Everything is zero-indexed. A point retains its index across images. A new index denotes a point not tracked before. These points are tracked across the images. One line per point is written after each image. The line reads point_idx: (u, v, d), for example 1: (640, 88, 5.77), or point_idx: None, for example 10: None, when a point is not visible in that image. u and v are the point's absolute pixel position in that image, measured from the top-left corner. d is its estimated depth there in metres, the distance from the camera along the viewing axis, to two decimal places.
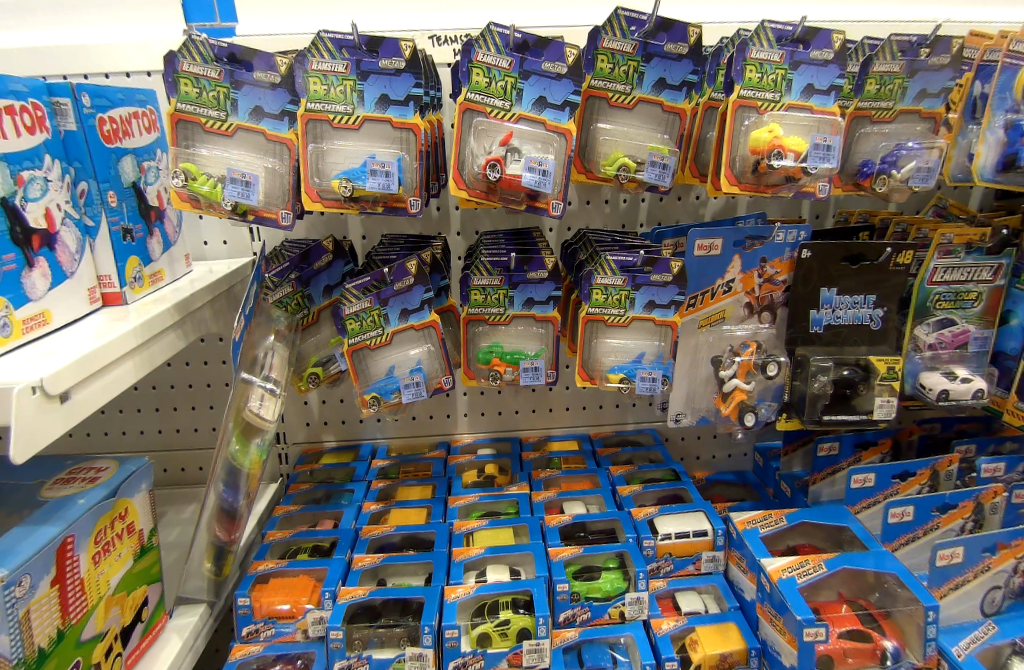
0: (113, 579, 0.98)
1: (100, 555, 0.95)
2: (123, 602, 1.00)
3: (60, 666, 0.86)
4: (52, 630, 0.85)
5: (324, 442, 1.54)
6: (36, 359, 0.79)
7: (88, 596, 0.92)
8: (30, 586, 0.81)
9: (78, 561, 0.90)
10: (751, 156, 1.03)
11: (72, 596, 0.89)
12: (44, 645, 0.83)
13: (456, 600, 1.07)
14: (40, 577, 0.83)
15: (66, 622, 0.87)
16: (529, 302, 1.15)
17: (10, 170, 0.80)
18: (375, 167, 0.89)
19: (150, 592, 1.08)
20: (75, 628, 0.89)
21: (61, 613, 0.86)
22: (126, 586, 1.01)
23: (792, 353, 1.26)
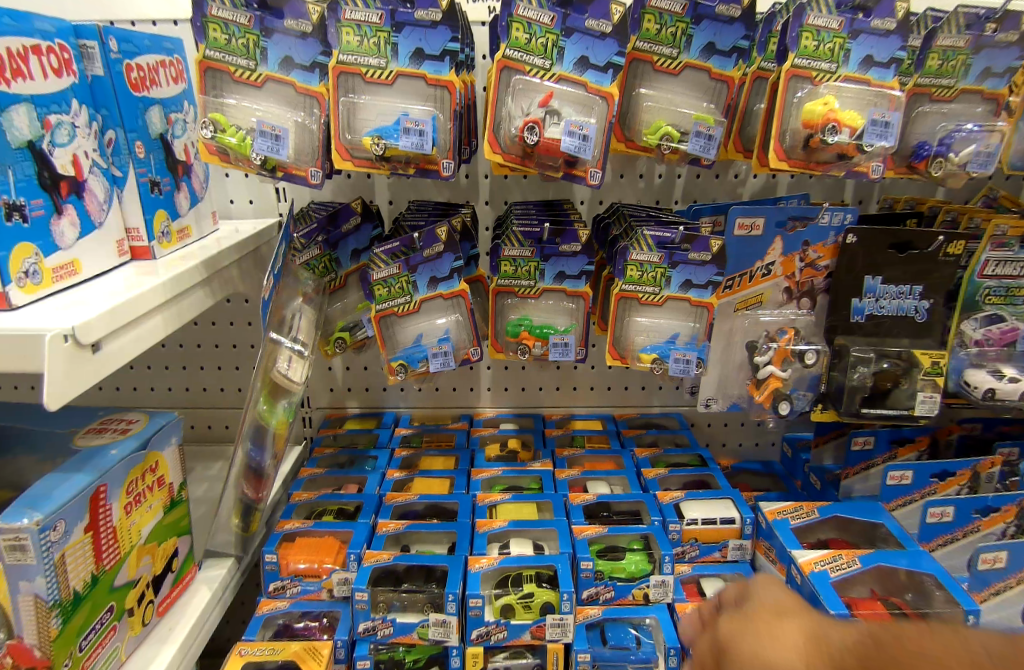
0: (144, 529, 0.99)
1: (131, 505, 0.96)
2: (155, 551, 1.02)
3: (92, 610, 0.88)
4: (87, 574, 0.86)
5: (347, 408, 1.54)
6: (68, 308, 0.80)
7: (120, 544, 0.93)
8: (64, 531, 0.82)
9: (111, 510, 0.91)
10: (803, 130, 0.98)
11: (105, 543, 0.90)
12: (79, 588, 0.85)
13: (480, 570, 1.08)
14: (75, 523, 0.84)
15: (100, 568, 0.89)
16: (560, 276, 1.12)
17: (37, 114, 0.80)
18: (409, 125, 0.86)
19: (180, 543, 1.10)
20: (109, 573, 0.91)
21: (95, 559, 0.88)
22: (157, 536, 1.03)
23: (830, 342, 1.21)
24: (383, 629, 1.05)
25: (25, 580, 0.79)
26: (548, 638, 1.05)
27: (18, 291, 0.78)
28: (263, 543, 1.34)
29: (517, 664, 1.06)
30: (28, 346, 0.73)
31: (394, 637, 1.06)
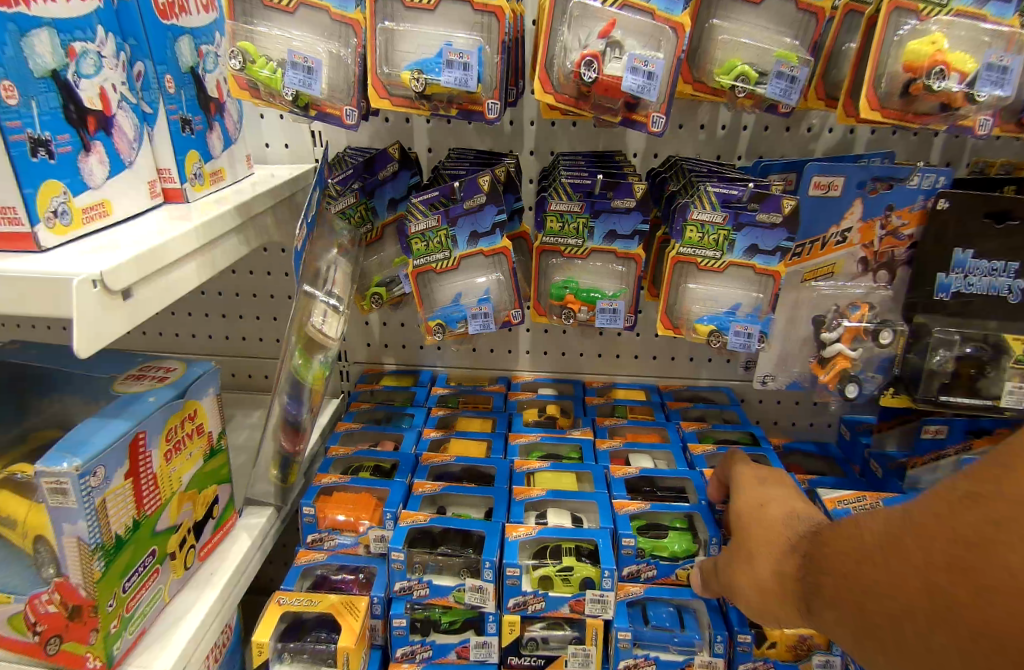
0: (185, 476, 0.97)
1: (171, 453, 0.94)
2: (195, 498, 1.01)
3: (135, 553, 0.88)
4: (128, 519, 0.85)
5: (384, 364, 1.51)
6: (99, 252, 0.76)
7: (161, 490, 0.92)
8: (104, 477, 0.80)
9: (151, 457, 0.89)
10: (903, 74, 0.84)
11: (146, 489, 0.89)
12: (121, 533, 0.84)
13: (518, 539, 1.02)
14: (115, 469, 0.82)
15: (141, 513, 0.88)
16: (611, 235, 1.03)
17: (61, 40, 0.75)
18: (452, 58, 0.78)
19: (221, 491, 1.08)
20: (150, 519, 0.90)
21: (136, 504, 0.87)
22: (197, 484, 1.01)
23: (908, 321, 1.09)
24: (420, 590, 1.03)
25: (68, 523, 0.78)
26: (587, 613, 1.00)
27: (46, 232, 0.75)
28: (302, 494, 1.33)
29: (554, 636, 1.04)
30: (57, 289, 0.70)
31: (430, 598, 1.03)
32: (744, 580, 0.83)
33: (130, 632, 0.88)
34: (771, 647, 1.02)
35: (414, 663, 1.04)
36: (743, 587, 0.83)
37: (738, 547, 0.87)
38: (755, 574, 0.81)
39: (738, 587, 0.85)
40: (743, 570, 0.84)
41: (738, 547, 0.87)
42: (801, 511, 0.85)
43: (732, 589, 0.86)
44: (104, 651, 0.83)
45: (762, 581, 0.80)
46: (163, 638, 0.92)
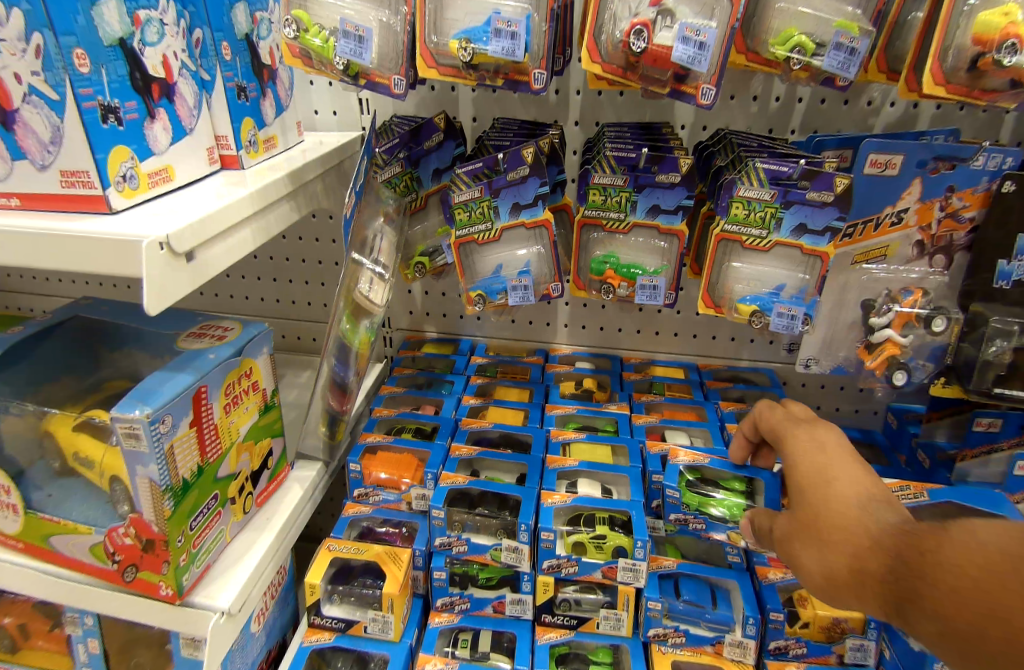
0: (243, 428, 1.03)
1: (230, 405, 0.99)
2: (252, 449, 1.07)
3: (200, 496, 0.94)
4: (193, 465, 0.91)
5: (425, 332, 1.54)
6: (166, 214, 0.81)
7: (222, 439, 0.97)
8: (172, 425, 0.86)
9: (212, 409, 0.94)
10: (972, 47, 0.80)
11: (208, 437, 0.94)
12: (187, 477, 0.90)
13: (553, 505, 1.05)
14: (181, 418, 0.88)
15: (205, 460, 0.93)
16: (654, 210, 1.02)
17: (127, 9, 0.78)
18: (500, 26, 0.78)
19: (274, 444, 1.14)
20: (212, 465, 0.96)
21: (200, 452, 0.92)
22: (254, 435, 1.07)
23: (965, 309, 1.05)
24: (458, 547, 1.06)
25: (141, 465, 0.84)
26: (620, 580, 1.02)
27: (116, 195, 0.80)
28: (349, 451, 1.39)
29: (587, 598, 1.06)
30: (128, 250, 0.75)
31: (468, 554, 1.06)
32: (806, 551, 0.74)
33: (197, 566, 0.95)
34: (802, 627, 1.01)
35: (453, 613, 1.09)
36: (803, 556, 0.74)
37: (800, 513, 0.76)
38: (826, 541, 0.72)
39: (794, 557, 0.75)
40: (807, 541, 0.74)
41: (801, 516, 0.76)
42: (874, 486, 0.74)
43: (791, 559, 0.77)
44: (174, 582, 0.91)
45: (827, 557, 0.71)
46: (224, 575, 0.98)
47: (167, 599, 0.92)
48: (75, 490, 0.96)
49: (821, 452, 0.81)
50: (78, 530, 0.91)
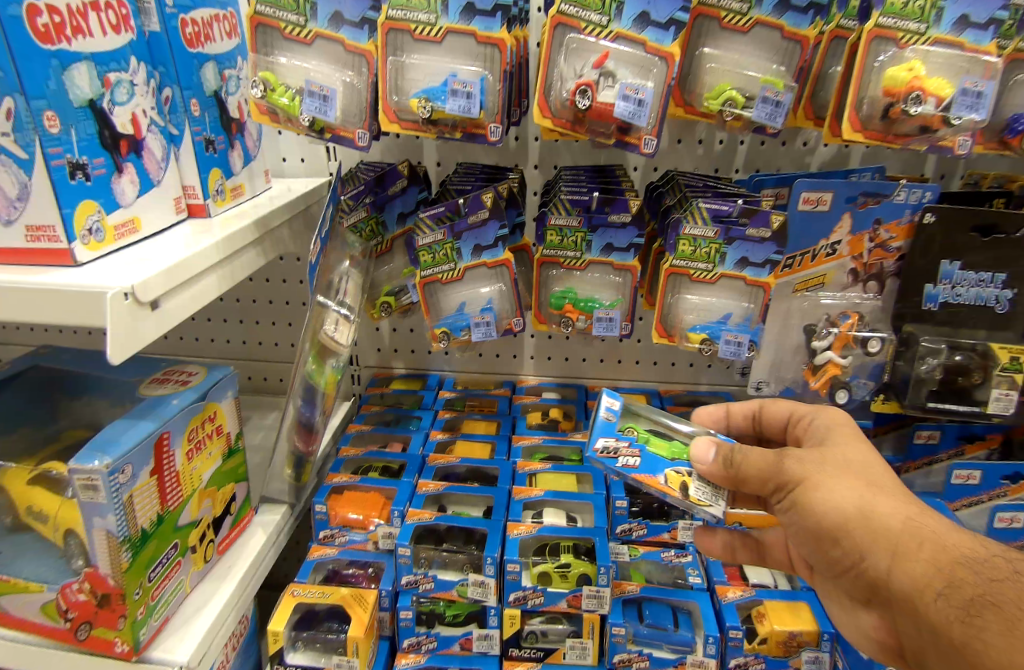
0: (205, 474, 1.03)
1: (192, 451, 1.00)
2: (214, 495, 1.07)
3: (159, 546, 0.94)
4: (153, 514, 0.91)
5: (393, 368, 1.56)
6: (132, 265, 0.83)
7: (183, 487, 0.98)
8: (132, 475, 0.86)
9: (174, 456, 0.95)
10: (883, 98, 0.89)
11: (169, 485, 0.94)
12: (146, 526, 0.90)
13: (518, 536, 1.07)
14: (141, 467, 0.88)
15: (165, 508, 0.93)
16: (608, 248, 1.09)
17: (98, 72, 0.82)
18: (457, 88, 0.85)
19: (237, 489, 1.14)
20: (173, 513, 0.96)
21: (160, 500, 0.92)
22: (216, 482, 1.07)
23: (897, 330, 1.13)
24: (425, 584, 1.08)
25: (99, 516, 0.84)
26: (584, 608, 1.05)
27: (82, 248, 0.82)
28: (314, 493, 1.39)
29: (553, 629, 1.09)
30: (92, 302, 0.76)
31: (435, 592, 1.08)
32: (827, 487, 0.71)
33: (155, 619, 0.94)
34: (761, 643, 1.04)
35: (419, 653, 1.09)
36: (821, 490, 0.71)
37: (830, 458, 0.74)
38: (860, 489, 0.70)
39: (806, 489, 0.72)
40: (834, 477, 0.72)
41: (828, 458, 0.74)
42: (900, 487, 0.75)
43: (795, 486, 0.73)
44: (130, 638, 0.89)
45: (852, 500, 0.70)
46: (183, 627, 0.97)
47: (122, 657, 0.91)
48: (26, 547, 0.95)
49: (845, 423, 0.82)
50: (29, 588, 0.88)
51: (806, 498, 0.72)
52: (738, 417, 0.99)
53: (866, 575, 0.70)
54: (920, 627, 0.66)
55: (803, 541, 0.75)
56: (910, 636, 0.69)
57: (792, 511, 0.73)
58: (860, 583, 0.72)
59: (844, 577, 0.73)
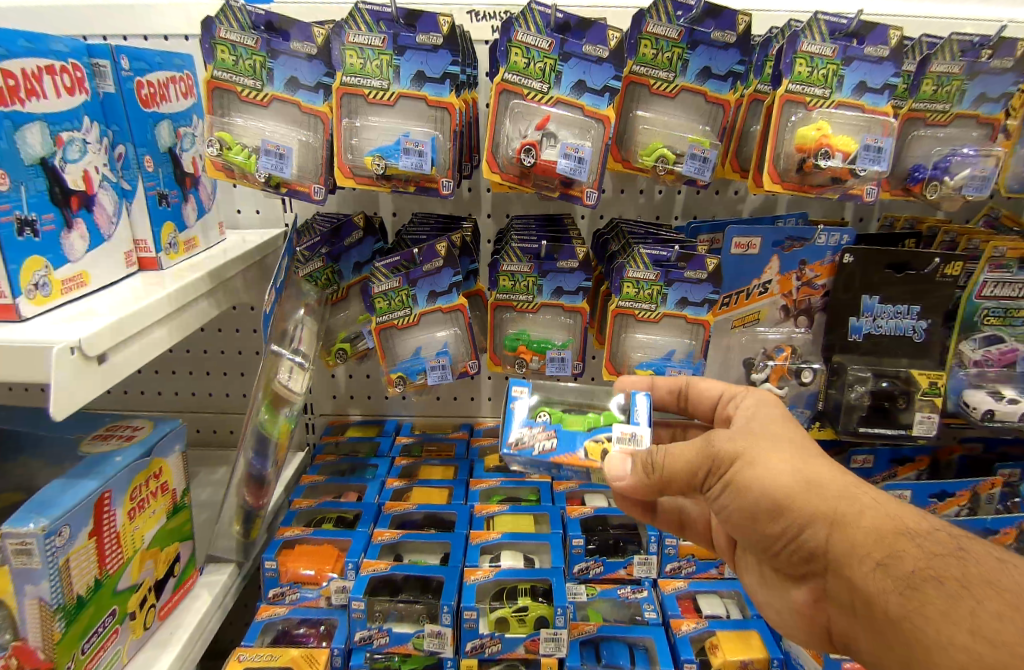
0: (148, 534, 0.99)
1: (135, 511, 0.95)
2: (157, 556, 1.02)
3: (95, 614, 0.89)
4: (90, 579, 0.87)
5: (349, 415, 1.56)
6: (79, 319, 0.82)
7: (124, 548, 0.93)
8: (69, 537, 0.83)
9: (115, 516, 0.91)
10: (796, 154, 1.00)
11: (108, 548, 0.90)
12: (82, 593, 0.86)
13: (476, 582, 1.08)
14: (79, 528, 0.85)
15: (104, 572, 0.89)
16: (558, 291, 1.14)
17: (50, 131, 0.83)
18: (409, 146, 0.92)
19: (182, 548, 1.09)
20: (112, 577, 0.91)
21: (98, 564, 0.88)
22: (160, 541, 1.02)
23: (828, 360, 1.21)
24: (380, 639, 1.07)
25: (30, 584, 0.80)
26: (542, 652, 1.05)
27: (27, 303, 0.81)
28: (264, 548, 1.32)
29: None
30: (35, 358, 0.75)
31: (390, 646, 1.07)
32: (762, 464, 0.74)
33: None
34: None
35: None
36: (755, 467, 0.74)
37: (760, 432, 0.78)
38: (793, 460, 0.74)
39: (741, 467, 0.74)
40: (768, 453, 0.74)
41: (760, 436, 0.77)
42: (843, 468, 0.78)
43: (728, 465, 0.75)
44: None
45: (791, 476, 0.72)
46: None
47: None
48: None
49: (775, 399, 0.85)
50: None
51: (739, 476, 0.74)
52: (664, 389, 1.02)
53: (804, 547, 0.72)
54: (856, 597, 0.69)
55: (739, 519, 0.76)
56: (842, 605, 0.72)
57: (726, 490, 0.75)
58: (797, 556, 0.74)
59: (782, 552, 0.76)
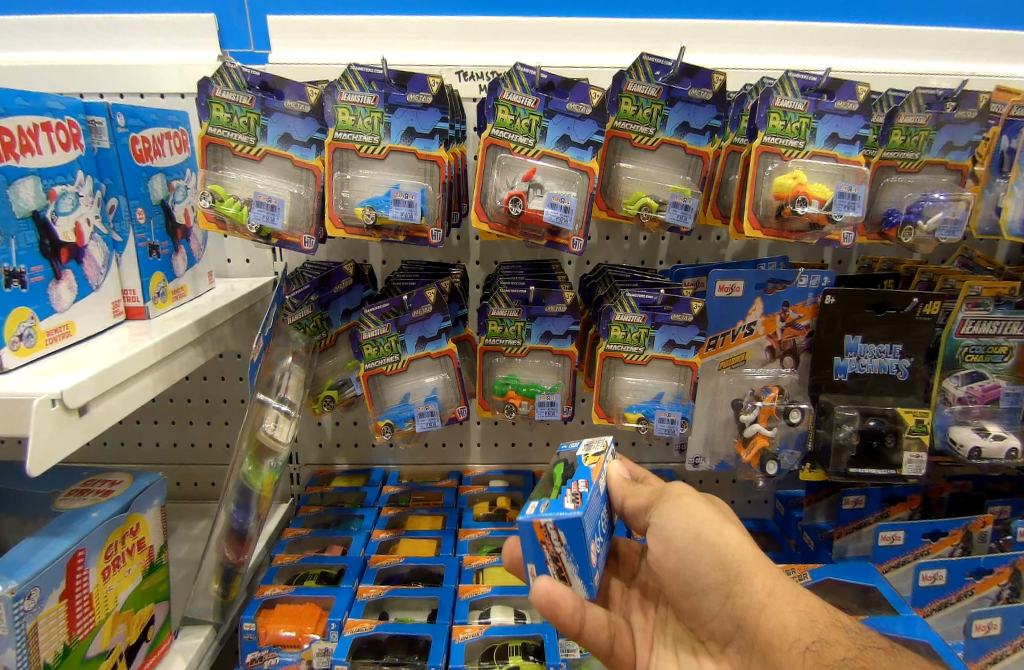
0: (122, 595, 0.95)
1: (109, 570, 0.92)
2: (131, 619, 0.97)
3: None
4: (58, 645, 0.83)
5: (335, 464, 1.53)
6: (63, 371, 0.81)
7: (96, 611, 0.90)
8: (39, 599, 0.80)
9: (88, 576, 0.88)
10: (774, 201, 1.03)
11: (79, 611, 0.87)
12: (50, 660, 0.82)
13: (464, 641, 1.06)
14: (49, 591, 0.82)
15: (73, 638, 0.86)
16: (547, 335, 1.15)
17: (43, 185, 0.84)
18: (399, 197, 0.95)
19: (158, 609, 1.04)
20: (81, 643, 0.87)
21: (68, 628, 0.85)
22: (134, 603, 0.98)
23: (814, 400, 1.23)
24: None
25: None
26: None
27: (9, 355, 0.80)
28: (243, 608, 1.26)
29: None
30: (16, 410, 0.74)
31: None
32: (704, 507, 0.86)
33: None
34: None
35: None
36: (698, 505, 0.86)
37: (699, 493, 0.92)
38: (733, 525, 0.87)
39: (687, 499, 0.87)
40: (708, 504, 0.87)
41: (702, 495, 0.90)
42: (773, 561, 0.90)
43: (677, 495, 0.87)
44: None
45: (735, 538, 0.84)
46: None
47: None
48: None
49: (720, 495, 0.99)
50: None
51: (684, 503, 0.86)
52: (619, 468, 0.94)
53: (738, 607, 0.82)
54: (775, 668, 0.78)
55: (671, 552, 0.85)
56: None
57: (670, 513, 0.86)
58: (727, 614, 0.83)
59: (709, 602, 0.84)
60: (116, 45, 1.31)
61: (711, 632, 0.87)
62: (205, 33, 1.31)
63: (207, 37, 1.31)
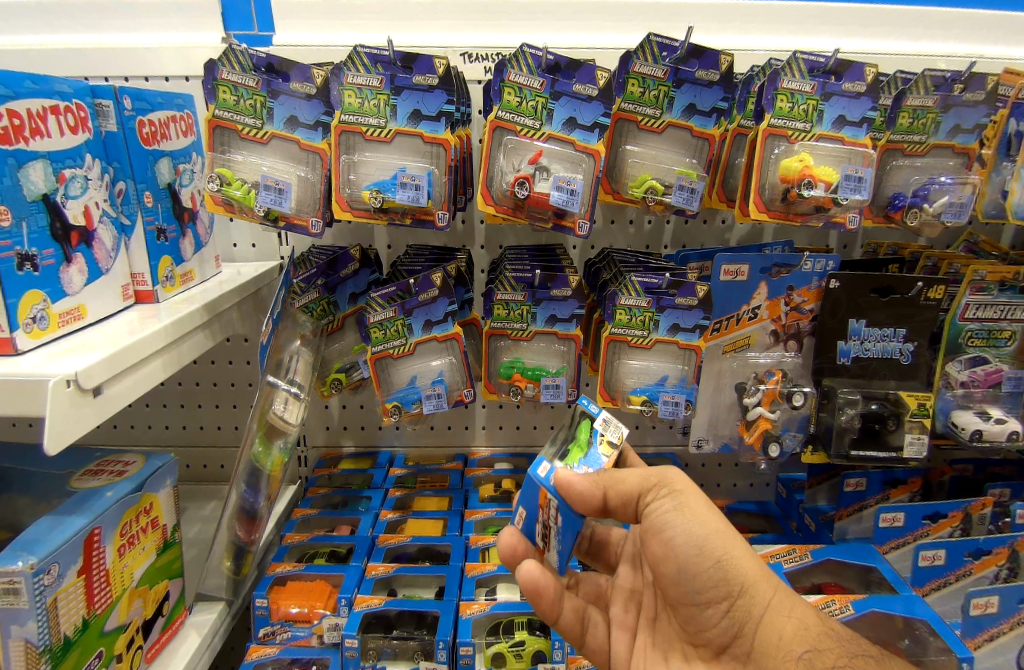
0: (137, 571, 0.97)
1: (125, 547, 0.94)
2: (146, 595, 0.99)
3: (82, 655, 0.87)
4: (78, 619, 0.86)
5: (342, 447, 1.55)
6: (76, 352, 0.83)
7: (113, 586, 0.92)
8: (58, 575, 0.82)
9: (105, 552, 0.90)
10: (780, 184, 1.03)
11: (97, 586, 0.89)
12: (69, 634, 0.84)
13: (471, 616, 1.07)
14: (68, 566, 0.84)
15: (91, 612, 0.88)
16: (552, 319, 1.15)
17: (52, 168, 0.85)
18: (406, 180, 0.94)
19: (172, 586, 1.06)
20: (99, 617, 0.89)
21: (86, 603, 0.87)
22: (149, 579, 1.00)
23: (818, 384, 1.23)
24: None
25: (16, 625, 0.79)
26: None
27: (24, 337, 0.81)
28: (254, 586, 1.28)
29: None
30: (31, 391, 0.76)
31: None
32: (710, 512, 0.84)
33: None
34: None
35: None
36: (704, 510, 0.84)
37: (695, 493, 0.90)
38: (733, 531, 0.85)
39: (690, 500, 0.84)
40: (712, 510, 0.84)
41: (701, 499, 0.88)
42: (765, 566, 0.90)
43: (679, 488, 0.85)
44: None
45: (739, 542, 0.82)
46: None
47: None
48: None
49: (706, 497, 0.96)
50: None
51: (688, 505, 0.84)
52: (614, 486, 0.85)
53: (738, 611, 0.82)
54: None
55: (671, 552, 0.83)
56: None
57: (672, 517, 0.83)
58: (726, 623, 0.83)
59: (707, 607, 0.83)
60: (119, 28, 1.30)
61: (706, 639, 0.86)
62: (208, 15, 1.30)
63: (209, 20, 1.31)
